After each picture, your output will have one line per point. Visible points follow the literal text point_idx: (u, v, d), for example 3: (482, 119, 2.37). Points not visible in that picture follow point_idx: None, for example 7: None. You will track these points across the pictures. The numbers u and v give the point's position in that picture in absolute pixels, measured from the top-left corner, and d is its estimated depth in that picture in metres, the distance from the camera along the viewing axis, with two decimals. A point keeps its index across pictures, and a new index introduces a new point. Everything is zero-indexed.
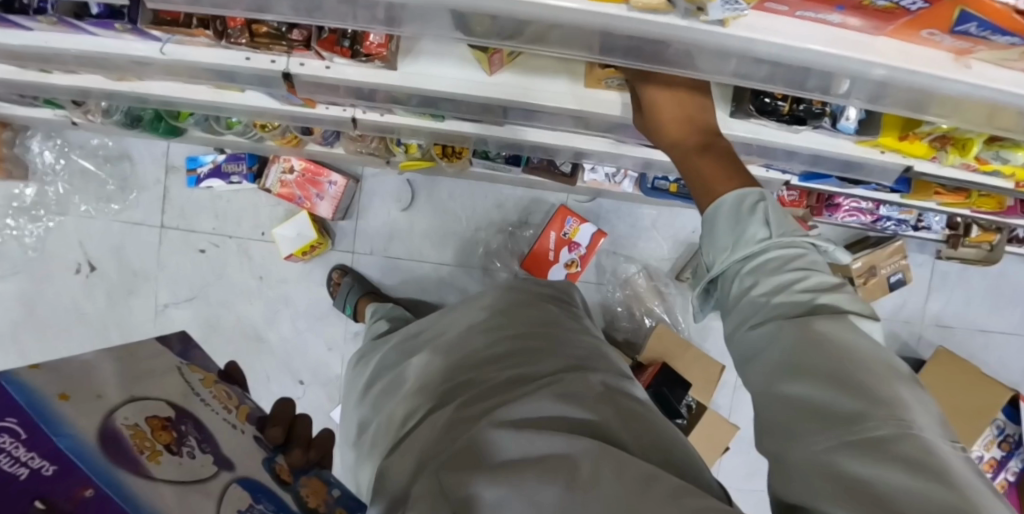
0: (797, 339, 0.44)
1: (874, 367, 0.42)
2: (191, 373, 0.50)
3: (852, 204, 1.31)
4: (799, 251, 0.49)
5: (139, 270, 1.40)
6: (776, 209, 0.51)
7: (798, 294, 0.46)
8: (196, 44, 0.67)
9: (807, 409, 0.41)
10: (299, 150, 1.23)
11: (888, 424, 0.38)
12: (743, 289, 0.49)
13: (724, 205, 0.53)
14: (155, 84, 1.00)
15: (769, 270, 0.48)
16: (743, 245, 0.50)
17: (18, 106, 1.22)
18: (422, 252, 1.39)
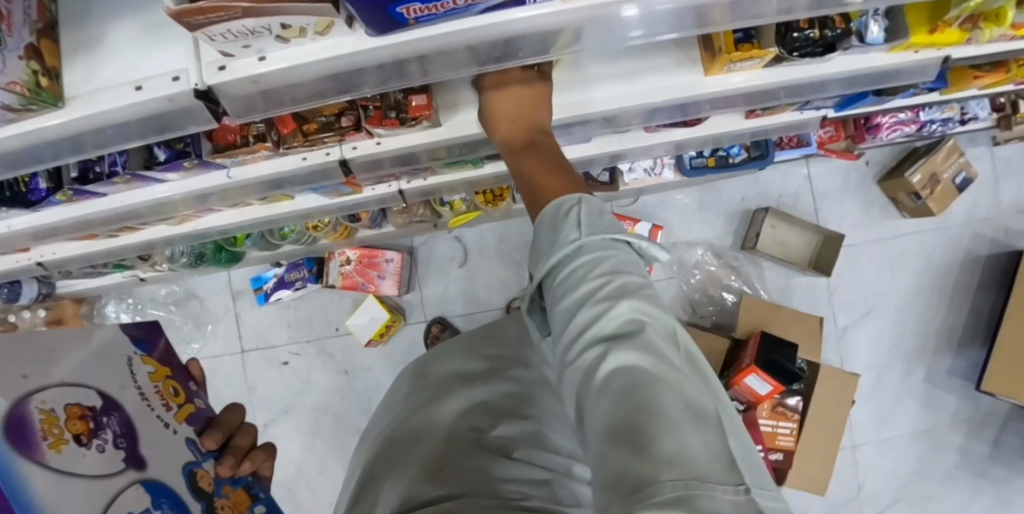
0: (597, 375, 0.34)
1: (672, 403, 0.32)
2: (142, 364, 0.47)
3: (892, 119, 1.27)
4: (610, 253, 0.39)
5: (231, 399, 1.44)
6: (589, 210, 0.41)
7: (598, 310, 0.36)
8: (258, 160, 0.72)
9: (599, 467, 0.31)
10: (351, 239, 1.27)
11: (675, 489, 0.27)
12: (555, 304, 0.40)
13: (547, 212, 0.43)
14: (211, 218, 1.06)
15: (577, 278, 0.39)
16: (556, 248, 0.41)
17: (91, 278, 1.31)
18: (490, 299, 1.41)
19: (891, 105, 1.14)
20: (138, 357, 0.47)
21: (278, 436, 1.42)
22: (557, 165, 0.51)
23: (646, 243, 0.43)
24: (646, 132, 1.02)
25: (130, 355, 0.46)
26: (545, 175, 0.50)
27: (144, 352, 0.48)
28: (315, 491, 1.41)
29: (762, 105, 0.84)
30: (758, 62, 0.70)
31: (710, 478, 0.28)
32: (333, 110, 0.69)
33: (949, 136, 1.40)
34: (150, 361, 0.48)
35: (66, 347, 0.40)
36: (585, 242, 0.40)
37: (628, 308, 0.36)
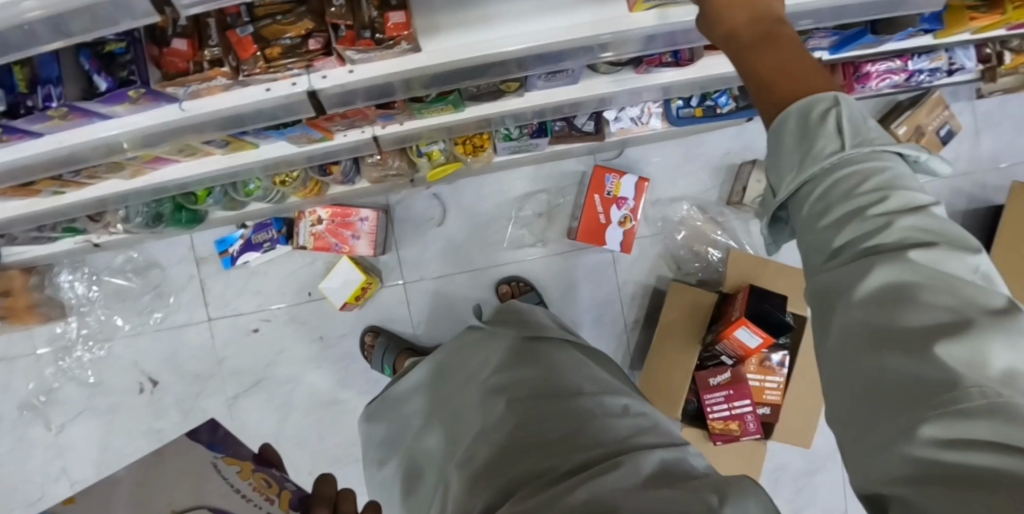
0: (865, 286, 0.37)
1: (960, 313, 0.34)
2: (227, 467, 0.49)
3: (883, 67, 1.26)
4: (879, 164, 0.39)
5: (199, 371, 1.37)
6: (851, 116, 0.40)
7: (874, 223, 0.38)
8: (216, 91, 0.64)
9: (874, 376, 0.35)
10: (322, 197, 1.19)
11: (976, 393, 0.32)
12: (809, 221, 0.41)
13: (789, 119, 0.41)
14: (165, 171, 0.98)
15: (840, 192, 0.39)
16: (811, 161, 0.40)
17: (39, 244, 1.21)
18: (469, 260, 1.35)
19: (884, 49, 1.11)
20: (222, 461, 0.50)
21: (249, 407, 1.36)
22: (797, 53, 0.43)
23: (924, 154, 0.42)
24: (636, 73, 0.96)
25: (213, 460, 0.49)
26: (791, 73, 0.42)
27: (225, 454, 0.51)
28: (290, 463, 1.36)
29: None
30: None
31: (1017, 386, 0.32)
32: (298, 31, 0.61)
33: (936, 88, 1.38)
34: (233, 460, 0.51)
35: (135, 478, 0.48)
36: (846, 157, 0.40)
37: (904, 223, 0.38)
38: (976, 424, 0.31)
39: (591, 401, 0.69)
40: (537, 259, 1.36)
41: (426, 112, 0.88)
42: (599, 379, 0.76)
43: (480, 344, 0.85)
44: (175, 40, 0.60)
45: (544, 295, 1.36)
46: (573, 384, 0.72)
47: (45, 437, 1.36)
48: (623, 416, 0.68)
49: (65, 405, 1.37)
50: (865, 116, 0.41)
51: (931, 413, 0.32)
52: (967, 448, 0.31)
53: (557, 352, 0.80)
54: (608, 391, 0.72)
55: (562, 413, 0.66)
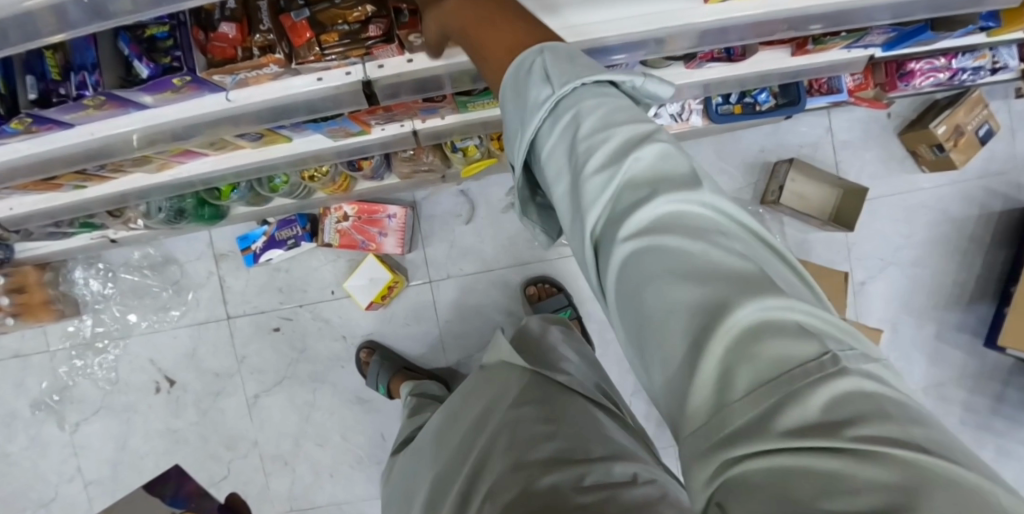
0: (613, 264, 0.33)
1: (701, 276, 0.30)
2: None
3: (927, 65, 1.21)
4: (605, 115, 0.36)
5: (218, 370, 1.33)
6: (556, 60, 0.37)
7: (603, 194, 0.34)
8: (263, 80, 0.61)
9: (662, 371, 0.30)
10: (349, 193, 1.15)
11: (748, 397, 0.27)
12: (559, 194, 0.37)
13: (507, 89, 0.39)
14: (193, 164, 0.93)
15: (578, 167, 0.35)
16: (531, 117, 0.37)
17: (55, 240, 1.17)
18: (496, 259, 1.31)
19: (937, 47, 1.07)
20: None
21: (270, 407, 1.33)
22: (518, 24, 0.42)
23: (640, 78, 0.38)
24: (686, 69, 0.93)
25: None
26: (505, 39, 0.41)
27: None
28: (313, 463, 1.33)
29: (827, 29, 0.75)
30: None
31: (784, 350, 0.27)
32: (356, 16, 0.57)
33: (976, 87, 1.34)
34: None
35: None
36: (565, 107, 0.37)
37: (630, 177, 0.34)
38: (761, 413, 0.26)
39: (599, 469, 0.63)
40: (567, 258, 1.32)
41: (472, 106, 0.84)
42: (612, 438, 0.70)
43: (490, 387, 0.82)
44: (223, 24, 0.55)
45: (573, 294, 1.33)
46: (582, 447, 0.67)
47: (60, 436, 1.33)
48: (633, 485, 0.60)
49: (79, 404, 1.33)
50: (578, 53, 0.38)
51: (721, 413, 0.27)
52: (756, 445, 0.26)
53: (579, 405, 0.75)
54: (623, 457, 0.65)
55: (565, 482, 0.62)
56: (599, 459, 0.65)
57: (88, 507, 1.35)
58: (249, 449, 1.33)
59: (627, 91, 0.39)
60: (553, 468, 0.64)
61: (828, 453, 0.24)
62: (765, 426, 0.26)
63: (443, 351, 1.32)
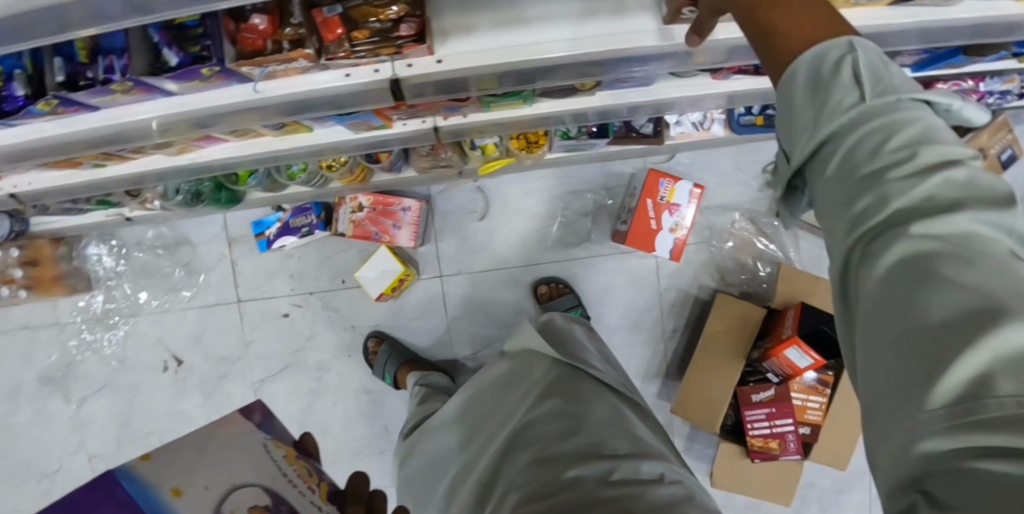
0: (878, 262, 0.31)
1: (993, 292, 0.28)
2: (275, 449, 0.51)
3: (955, 86, 1.15)
4: (908, 112, 0.33)
5: (225, 353, 1.34)
6: (873, 60, 0.34)
7: (890, 197, 0.31)
8: (291, 73, 0.61)
9: (899, 366, 0.29)
10: (365, 185, 1.15)
11: (1007, 398, 0.25)
12: (824, 186, 0.34)
13: (803, 74, 0.35)
14: (213, 149, 0.93)
15: (856, 151, 0.33)
16: (827, 115, 0.34)
17: (70, 215, 1.18)
18: (508, 257, 1.31)
19: (968, 70, 1.04)
20: (271, 442, 0.52)
21: (276, 392, 1.33)
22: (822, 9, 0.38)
23: (959, 102, 0.35)
24: (712, 80, 0.91)
25: (263, 441, 0.51)
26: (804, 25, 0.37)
27: (271, 436, 0.53)
28: (316, 451, 1.34)
29: None
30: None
31: None
32: (388, 15, 0.57)
33: (1003, 110, 1.31)
34: (279, 444, 0.52)
35: (195, 432, 0.49)
36: (866, 109, 0.33)
37: (931, 188, 0.31)
38: (1021, 425, 0.24)
39: (627, 465, 0.74)
40: (579, 260, 1.32)
41: (495, 105, 0.83)
42: (633, 434, 0.80)
43: (525, 376, 0.90)
44: (255, 16, 0.55)
45: (583, 297, 1.32)
46: (606, 443, 0.77)
47: (67, 410, 1.34)
48: (656, 483, 0.73)
49: (87, 379, 1.34)
50: (891, 60, 0.35)
51: (967, 411, 0.26)
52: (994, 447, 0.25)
53: (602, 400, 0.84)
54: (644, 454, 0.77)
55: (594, 475, 0.71)
56: (625, 456, 0.76)
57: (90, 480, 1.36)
58: None
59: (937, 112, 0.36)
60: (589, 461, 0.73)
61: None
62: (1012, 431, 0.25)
63: (449, 347, 1.32)
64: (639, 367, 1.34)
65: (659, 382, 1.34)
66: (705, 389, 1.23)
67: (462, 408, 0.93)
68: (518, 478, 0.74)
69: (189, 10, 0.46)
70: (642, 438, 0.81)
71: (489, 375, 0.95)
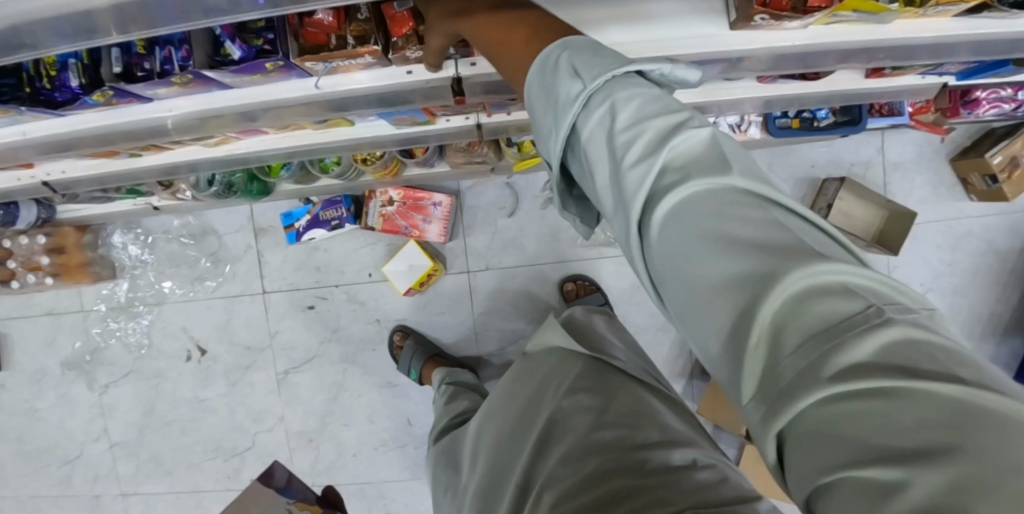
0: (660, 246, 0.33)
1: (741, 248, 0.30)
2: (296, 507, 0.92)
3: (993, 94, 1.13)
4: (604, 106, 0.36)
5: (249, 344, 1.33)
6: (578, 53, 0.38)
7: (645, 183, 0.33)
8: (353, 69, 0.60)
9: (711, 342, 0.30)
10: (397, 178, 1.15)
11: (800, 359, 0.27)
12: (596, 191, 0.37)
13: (532, 81, 0.40)
14: (252, 141, 0.92)
15: (599, 139, 0.36)
16: (563, 114, 0.37)
17: (98, 204, 1.17)
18: (535, 254, 1.30)
19: (1013, 79, 1.01)
20: (293, 504, 0.93)
21: (299, 384, 1.33)
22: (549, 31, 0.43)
23: (667, 66, 0.38)
24: (757, 83, 0.90)
25: (287, 505, 0.91)
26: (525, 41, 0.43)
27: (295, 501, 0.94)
28: (339, 442, 1.34)
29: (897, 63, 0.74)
30: (963, 6, 0.63)
31: (830, 314, 0.27)
32: None
33: None
34: (302, 506, 0.94)
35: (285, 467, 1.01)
36: (591, 96, 0.36)
37: (668, 159, 0.34)
38: (806, 377, 0.26)
39: (661, 456, 0.70)
40: (606, 259, 1.31)
41: None
42: (664, 422, 0.77)
43: (549, 373, 0.89)
44: (319, 11, 0.54)
45: (609, 294, 1.32)
46: (640, 435, 0.74)
47: (90, 397, 1.34)
48: (695, 471, 0.68)
49: (110, 367, 1.34)
50: (598, 45, 0.39)
51: (769, 382, 0.28)
52: (803, 406, 0.26)
53: (632, 394, 0.82)
54: (680, 445, 0.73)
55: (625, 471, 0.69)
56: (657, 444, 0.73)
57: (112, 467, 1.36)
58: (275, 424, 1.34)
59: (654, 78, 0.39)
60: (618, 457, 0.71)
61: (860, 394, 0.25)
62: (809, 386, 0.26)
63: (473, 343, 1.32)
64: (663, 366, 1.33)
65: (682, 381, 1.34)
66: None
67: (493, 408, 0.93)
68: (556, 472, 0.73)
69: (257, 15, 0.44)
70: (673, 424, 0.78)
71: (516, 374, 0.95)
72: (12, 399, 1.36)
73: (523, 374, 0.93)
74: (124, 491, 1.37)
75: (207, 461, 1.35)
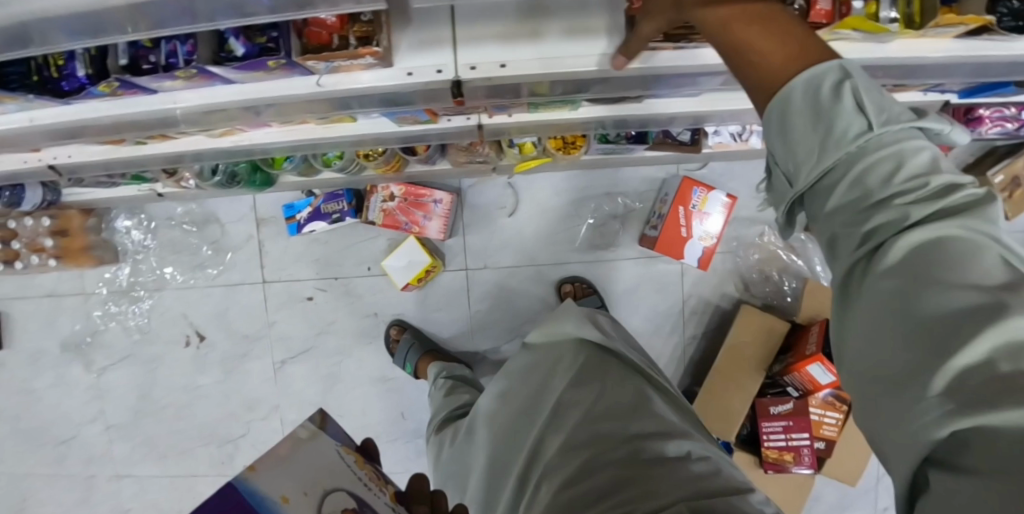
0: (886, 267, 0.34)
1: (976, 288, 0.31)
2: (347, 455, 0.53)
3: (997, 112, 1.13)
4: (892, 143, 0.35)
5: (247, 332, 1.35)
6: (869, 87, 0.36)
7: (896, 211, 0.34)
8: (354, 69, 0.60)
9: (898, 354, 0.32)
10: (399, 174, 1.16)
11: (1005, 383, 0.28)
12: (830, 214, 0.37)
13: (794, 95, 0.37)
14: (255, 133, 0.93)
15: (867, 173, 0.35)
16: (832, 144, 0.36)
17: (102, 188, 1.18)
18: (533, 255, 1.31)
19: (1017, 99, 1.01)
20: (342, 448, 0.53)
21: (295, 374, 1.35)
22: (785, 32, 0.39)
23: (947, 127, 0.38)
24: None
25: (336, 446, 0.52)
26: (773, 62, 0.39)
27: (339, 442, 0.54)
28: None
29: (891, 81, 0.75)
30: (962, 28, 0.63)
31: None
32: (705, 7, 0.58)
33: None
34: (347, 449, 0.54)
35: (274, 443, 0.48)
36: (873, 135, 0.36)
37: (936, 204, 0.34)
38: (1014, 400, 0.28)
39: (654, 446, 0.72)
40: (604, 262, 1.31)
41: (544, 108, 0.83)
42: (657, 412, 0.78)
43: (546, 363, 0.90)
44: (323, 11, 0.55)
45: (606, 297, 1.32)
46: (634, 424, 0.75)
47: (88, 378, 1.36)
48: (686, 461, 0.70)
49: (109, 349, 1.36)
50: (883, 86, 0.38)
51: (963, 395, 0.29)
52: (993, 421, 0.28)
53: (626, 382, 0.82)
54: (672, 433, 0.74)
55: (620, 456, 0.71)
56: (652, 436, 0.73)
57: (107, 448, 1.38)
58: (270, 412, 1.36)
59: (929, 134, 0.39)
60: (617, 445, 0.73)
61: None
62: (1011, 404, 0.28)
63: (469, 340, 1.33)
64: None
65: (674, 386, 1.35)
66: (729, 393, 1.22)
67: (486, 396, 0.94)
68: (552, 463, 0.74)
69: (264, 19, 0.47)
70: (668, 416, 0.79)
71: (509, 364, 0.96)
72: (11, 377, 1.37)
73: (518, 364, 0.94)
74: (118, 471, 1.38)
75: (200, 446, 1.37)
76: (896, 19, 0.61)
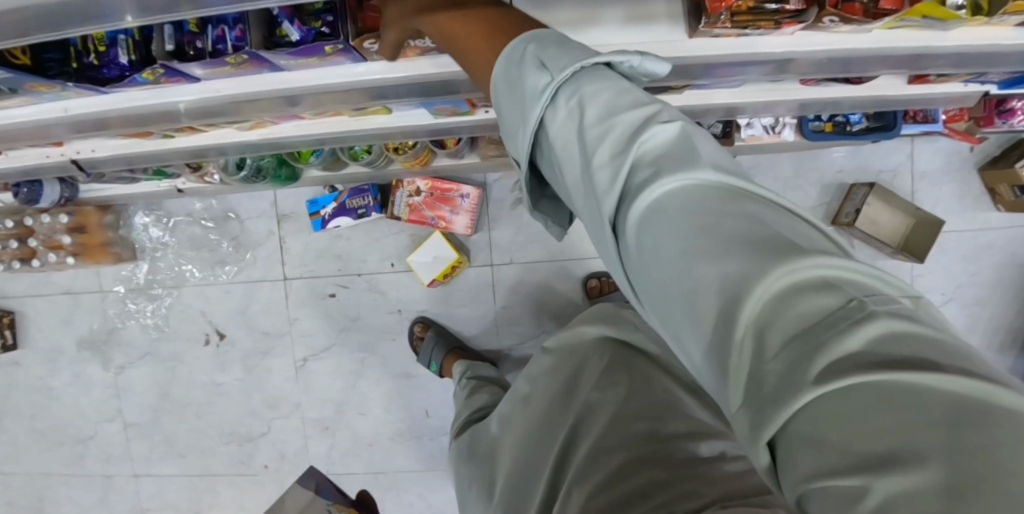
0: (636, 251, 0.31)
1: (718, 246, 0.28)
2: None
3: None
4: (579, 108, 0.34)
5: (268, 329, 1.33)
6: (545, 48, 0.36)
7: (616, 184, 0.32)
8: (411, 53, 0.59)
9: (689, 350, 0.29)
10: (425, 168, 1.14)
11: (775, 359, 0.25)
12: (577, 195, 0.35)
13: (497, 82, 0.38)
14: (287, 126, 0.91)
15: (580, 142, 0.34)
16: (531, 117, 0.36)
17: (122, 184, 1.16)
18: (558, 250, 1.30)
19: None
20: None
21: (317, 371, 1.33)
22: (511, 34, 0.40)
23: (635, 58, 0.36)
24: (800, 85, 0.89)
25: None
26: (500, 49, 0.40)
27: None
28: (353, 431, 1.34)
29: (946, 69, 0.73)
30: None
31: (807, 307, 0.25)
32: None
33: None
34: None
35: None
36: (560, 100, 0.35)
37: (637, 157, 0.32)
38: (792, 381, 0.24)
39: (689, 445, 0.66)
40: None
41: None
42: (691, 415, 0.72)
43: (566, 360, 0.85)
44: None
45: None
46: (667, 424, 0.69)
47: (105, 377, 1.33)
48: (725, 462, 0.64)
49: (127, 348, 1.33)
50: (567, 39, 0.37)
51: (755, 390, 0.25)
52: (786, 413, 0.24)
53: (655, 379, 0.78)
54: (706, 432, 0.69)
55: (650, 455, 0.66)
56: (686, 435, 0.68)
57: (125, 447, 1.36)
58: (291, 410, 1.34)
59: (623, 71, 0.37)
60: (646, 443, 0.67)
61: (865, 390, 0.22)
62: (792, 390, 0.24)
63: (493, 336, 1.31)
64: None
65: None
66: None
67: (508, 398, 0.90)
68: (583, 466, 0.68)
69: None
70: (703, 420, 0.73)
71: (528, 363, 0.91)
72: (27, 376, 1.35)
73: (537, 362, 0.89)
74: (137, 471, 1.36)
75: (221, 445, 1.35)
76: (964, 7, 0.58)
